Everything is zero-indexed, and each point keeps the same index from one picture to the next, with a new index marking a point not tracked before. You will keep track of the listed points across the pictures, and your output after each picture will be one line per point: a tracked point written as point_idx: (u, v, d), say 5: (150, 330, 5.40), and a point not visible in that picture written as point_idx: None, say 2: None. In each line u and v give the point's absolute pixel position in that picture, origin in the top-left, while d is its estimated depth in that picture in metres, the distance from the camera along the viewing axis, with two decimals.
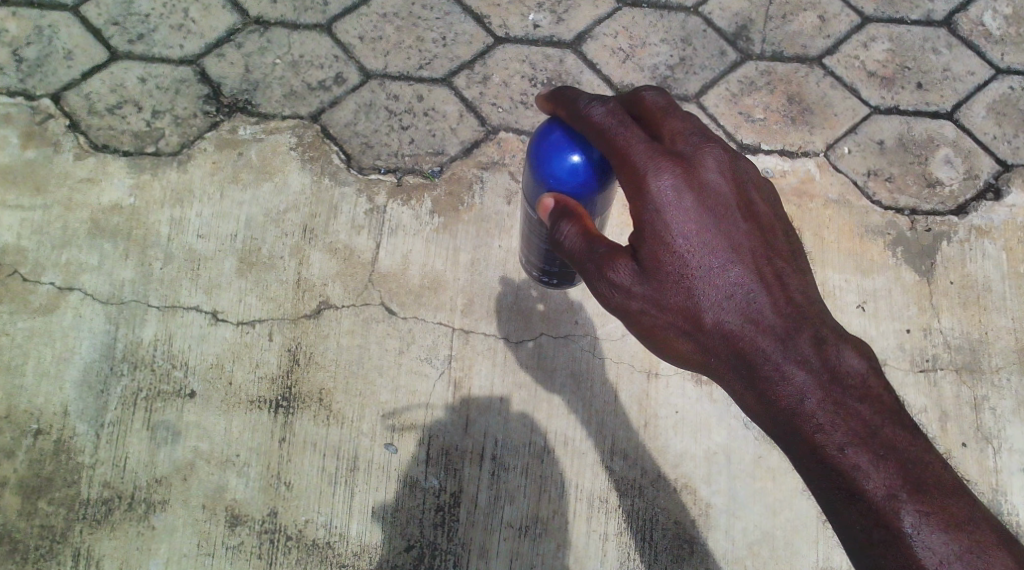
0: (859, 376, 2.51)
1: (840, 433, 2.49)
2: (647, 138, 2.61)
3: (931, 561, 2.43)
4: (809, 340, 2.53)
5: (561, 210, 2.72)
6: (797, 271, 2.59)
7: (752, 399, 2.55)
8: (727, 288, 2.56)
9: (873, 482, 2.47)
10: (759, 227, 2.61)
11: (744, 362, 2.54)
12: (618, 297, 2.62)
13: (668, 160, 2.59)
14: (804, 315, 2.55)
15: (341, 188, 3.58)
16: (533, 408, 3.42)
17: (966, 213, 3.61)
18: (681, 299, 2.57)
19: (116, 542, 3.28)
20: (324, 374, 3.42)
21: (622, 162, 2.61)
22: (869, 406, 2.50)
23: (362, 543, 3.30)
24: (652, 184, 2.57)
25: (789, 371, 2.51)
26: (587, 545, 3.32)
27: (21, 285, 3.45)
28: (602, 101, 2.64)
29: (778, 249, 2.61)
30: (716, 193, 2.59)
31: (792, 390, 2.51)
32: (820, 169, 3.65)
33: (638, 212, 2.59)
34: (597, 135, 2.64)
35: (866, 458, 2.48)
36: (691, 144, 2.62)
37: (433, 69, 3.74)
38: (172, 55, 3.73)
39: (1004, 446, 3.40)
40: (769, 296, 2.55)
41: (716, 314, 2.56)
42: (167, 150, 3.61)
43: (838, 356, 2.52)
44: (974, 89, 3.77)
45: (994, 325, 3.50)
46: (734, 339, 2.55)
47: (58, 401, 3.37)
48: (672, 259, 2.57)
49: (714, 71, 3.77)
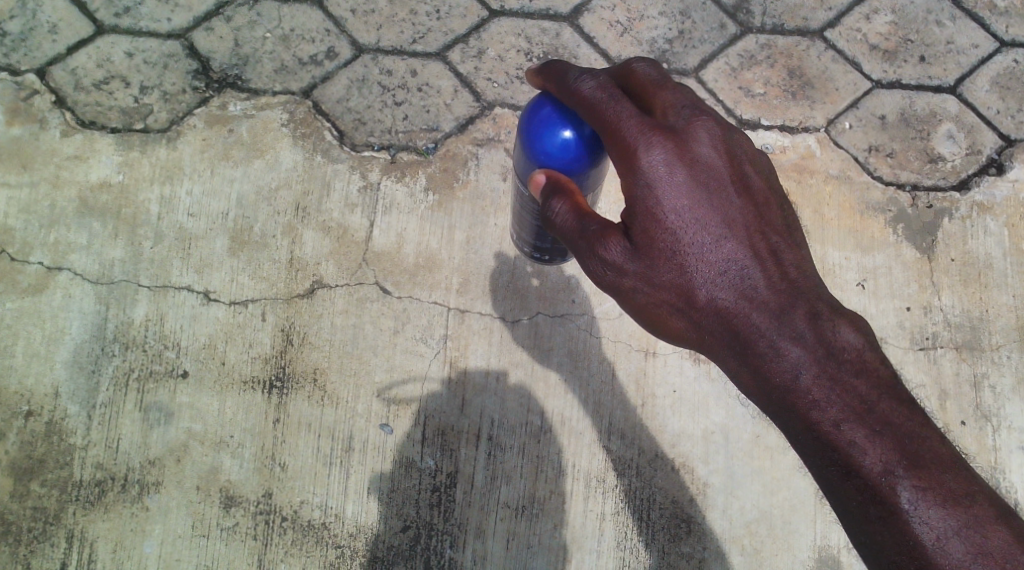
0: (855, 351, 2.44)
1: (836, 408, 2.41)
2: (638, 112, 2.55)
3: (928, 537, 2.36)
4: (803, 315, 2.46)
5: (552, 187, 2.67)
6: (792, 246, 2.53)
7: (747, 376, 2.48)
8: (720, 264, 2.50)
9: (870, 458, 2.39)
10: (752, 201, 2.55)
11: (737, 339, 2.48)
12: (609, 274, 2.56)
13: (659, 134, 2.53)
14: (799, 290, 2.49)
15: (334, 165, 3.52)
16: (529, 387, 3.39)
17: (968, 189, 3.57)
18: (674, 276, 2.51)
19: (110, 523, 3.25)
20: (318, 354, 3.38)
21: (613, 137, 2.55)
22: (865, 381, 2.42)
23: (359, 523, 3.28)
24: (642, 159, 2.52)
25: (783, 347, 2.44)
26: (584, 525, 3.31)
27: (9, 264, 3.40)
28: (592, 76, 2.59)
29: (772, 223, 2.55)
30: (708, 167, 2.53)
31: (786, 367, 2.44)
32: (821, 144, 3.59)
33: (629, 187, 2.53)
34: (587, 110, 2.59)
35: (862, 433, 2.40)
36: (683, 117, 2.55)
37: (427, 43, 3.67)
38: (159, 29, 3.64)
39: (1003, 424, 3.38)
40: (763, 272, 2.49)
41: (709, 290, 2.50)
42: (155, 126, 3.54)
43: (833, 331, 2.45)
44: (977, 62, 3.71)
45: (995, 302, 3.47)
46: (727, 315, 2.49)
47: (49, 381, 3.33)
48: (664, 235, 2.51)
49: (714, 45, 3.70)
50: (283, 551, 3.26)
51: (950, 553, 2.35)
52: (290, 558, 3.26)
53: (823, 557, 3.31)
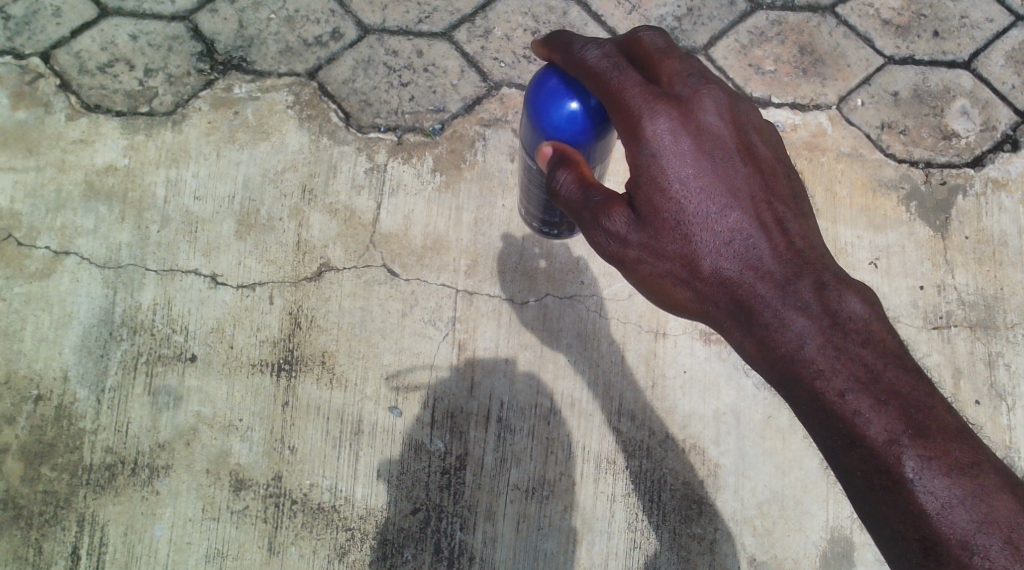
0: (861, 321, 2.39)
1: (841, 378, 2.37)
2: (643, 81, 2.51)
3: (933, 507, 2.31)
4: (810, 285, 2.42)
5: (557, 157, 2.64)
6: (798, 216, 2.50)
7: (753, 347, 2.44)
8: (726, 233, 2.47)
9: (874, 427, 2.34)
10: (758, 171, 2.52)
11: (743, 310, 2.45)
12: (613, 246, 2.54)
13: (664, 102, 2.50)
14: (806, 261, 2.45)
15: (340, 147, 3.49)
16: (538, 368, 3.37)
17: (982, 165, 3.52)
18: (678, 246, 2.49)
19: (120, 507, 3.26)
20: (326, 337, 3.37)
21: (617, 106, 2.51)
22: (872, 350, 2.38)
23: (368, 506, 3.28)
24: (647, 128, 2.48)
25: (788, 317, 2.41)
26: (594, 507, 3.30)
27: (17, 249, 3.39)
28: (597, 43, 2.54)
29: (779, 194, 2.52)
30: (714, 137, 2.50)
31: (792, 337, 2.40)
32: (832, 122, 3.54)
33: (634, 158, 2.50)
34: (592, 78, 2.54)
35: (867, 403, 2.35)
36: (689, 86, 2.52)
37: (433, 23, 3.62)
38: (163, 11, 3.61)
39: (1018, 403, 3.36)
40: (769, 241, 2.46)
41: (714, 261, 2.47)
42: (160, 110, 3.52)
43: (839, 301, 2.40)
44: (992, 37, 3.65)
45: (1009, 281, 3.44)
46: (733, 286, 2.46)
47: (58, 365, 3.33)
48: (668, 205, 2.48)
49: (724, 21, 3.64)
50: (294, 534, 3.26)
51: (956, 523, 2.30)
52: (301, 541, 3.26)
53: (836, 538, 3.30)
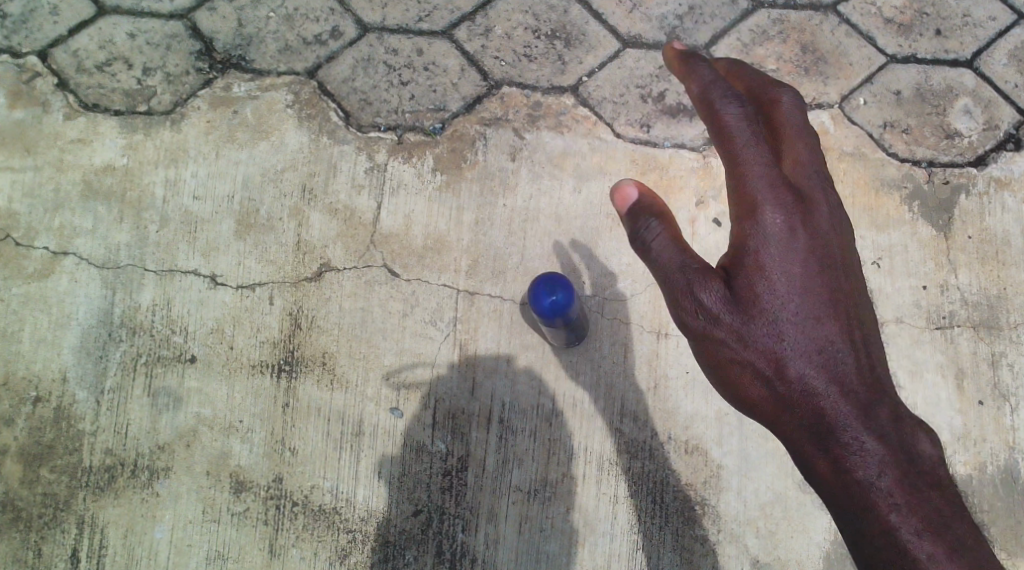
0: (931, 464, 2.60)
1: (890, 476, 2.57)
2: (769, 162, 2.73)
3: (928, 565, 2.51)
4: (888, 412, 2.62)
5: (644, 208, 2.82)
6: (881, 341, 2.71)
7: (824, 462, 2.61)
8: (815, 341, 2.67)
9: (915, 537, 2.53)
10: (851, 294, 2.72)
11: (823, 423, 2.62)
12: (702, 322, 2.73)
13: (786, 196, 2.72)
14: (885, 393, 2.64)
15: (339, 147, 3.45)
16: (540, 369, 3.35)
17: (985, 165, 3.50)
18: (770, 339, 2.68)
19: (120, 509, 3.27)
20: (326, 338, 3.35)
21: (736, 181, 2.74)
22: (925, 479, 2.58)
23: (369, 507, 3.29)
24: (765, 212, 2.71)
25: (870, 445, 2.59)
26: (596, 508, 3.30)
27: (14, 249, 3.37)
28: (739, 103, 2.77)
29: (867, 321, 2.71)
30: (825, 243, 2.72)
31: (864, 459, 2.59)
32: (834, 121, 3.51)
33: (738, 236, 2.72)
34: (722, 138, 2.77)
35: (915, 525, 2.54)
36: (812, 185, 2.75)
37: (432, 21, 3.55)
38: (161, 9, 3.55)
39: (1021, 403, 3.39)
40: (856, 361, 2.66)
41: (799, 364, 2.66)
42: (159, 109, 3.47)
43: (912, 438, 2.61)
44: (995, 35, 3.59)
45: (1012, 281, 3.44)
46: (814, 395, 2.64)
47: (56, 366, 3.32)
48: (769, 297, 2.69)
49: (725, 20, 3.58)
50: (295, 535, 3.27)
51: None
52: (302, 543, 3.27)
53: (839, 539, 3.30)
